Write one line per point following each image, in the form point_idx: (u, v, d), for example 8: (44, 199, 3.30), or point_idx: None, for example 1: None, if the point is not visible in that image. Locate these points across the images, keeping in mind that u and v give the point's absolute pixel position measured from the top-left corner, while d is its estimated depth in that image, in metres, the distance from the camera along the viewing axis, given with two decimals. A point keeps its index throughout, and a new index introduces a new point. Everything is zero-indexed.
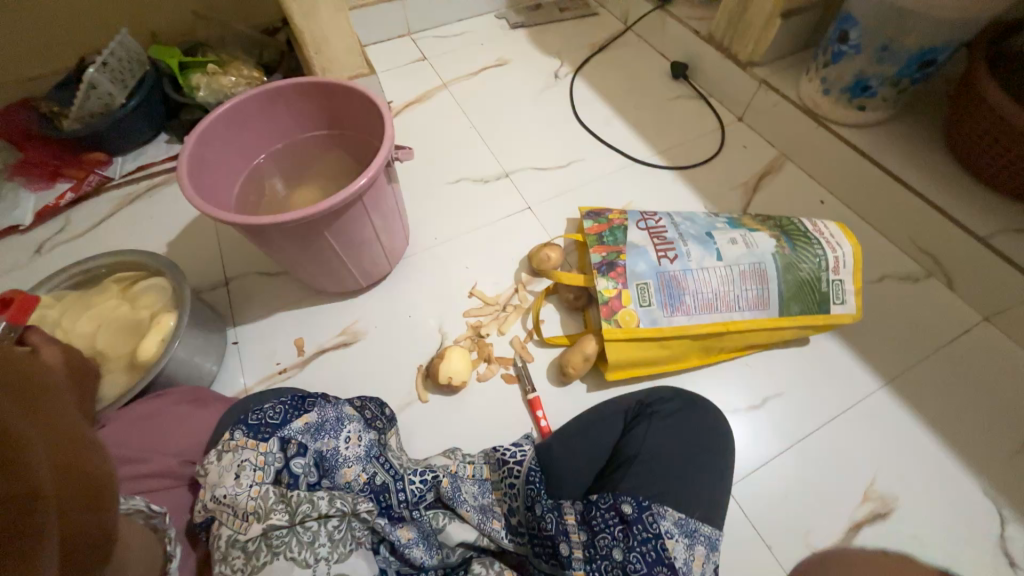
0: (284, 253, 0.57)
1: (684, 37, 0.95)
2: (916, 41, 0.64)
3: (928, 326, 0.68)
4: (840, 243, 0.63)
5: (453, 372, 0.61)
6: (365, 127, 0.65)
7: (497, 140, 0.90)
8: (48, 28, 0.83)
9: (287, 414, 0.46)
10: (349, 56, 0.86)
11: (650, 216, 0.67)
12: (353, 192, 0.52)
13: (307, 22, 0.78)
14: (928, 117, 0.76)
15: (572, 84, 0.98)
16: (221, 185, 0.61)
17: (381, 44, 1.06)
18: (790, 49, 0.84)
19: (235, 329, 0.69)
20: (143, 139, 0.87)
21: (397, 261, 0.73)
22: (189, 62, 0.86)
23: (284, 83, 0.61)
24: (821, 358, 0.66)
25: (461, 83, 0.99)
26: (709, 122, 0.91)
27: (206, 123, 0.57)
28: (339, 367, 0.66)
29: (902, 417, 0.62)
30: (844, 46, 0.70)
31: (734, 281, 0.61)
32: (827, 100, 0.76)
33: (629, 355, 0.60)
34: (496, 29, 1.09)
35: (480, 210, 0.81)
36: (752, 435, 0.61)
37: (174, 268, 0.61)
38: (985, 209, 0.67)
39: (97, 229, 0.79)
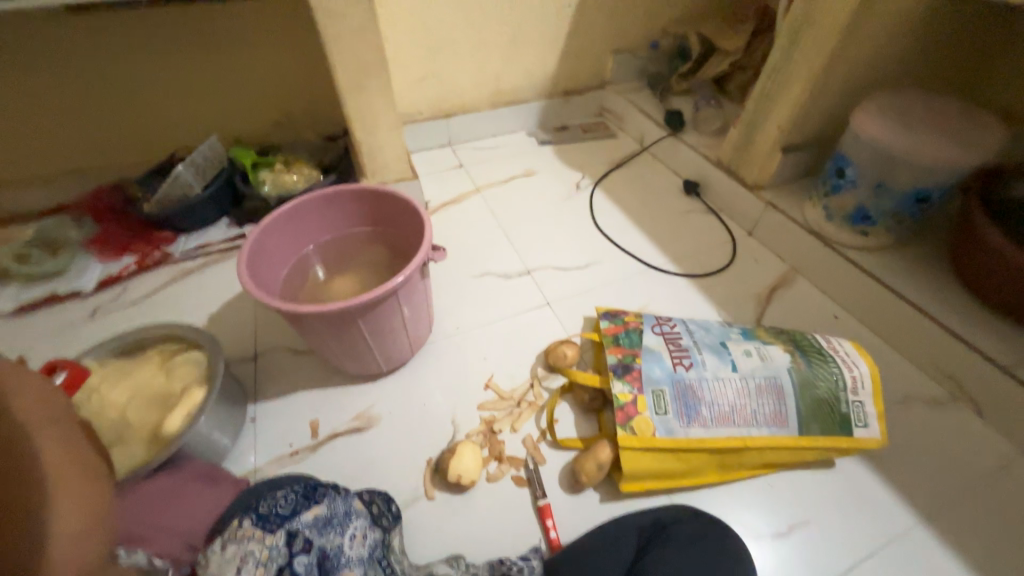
0: (318, 337, 0.61)
1: (695, 160, 1.06)
2: (908, 180, 0.72)
3: (962, 456, 0.65)
4: (856, 363, 0.64)
5: (464, 471, 0.60)
6: (406, 227, 0.72)
7: (521, 240, 0.97)
8: (154, 129, 0.99)
9: (297, 504, 0.45)
10: (398, 162, 0.98)
11: (666, 322, 0.70)
12: (389, 288, 0.57)
13: (366, 135, 0.91)
14: (931, 245, 0.80)
15: (593, 195, 1.08)
16: (271, 270, 0.67)
17: (425, 152, 1.21)
18: (793, 177, 0.93)
19: (255, 406, 0.70)
20: (208, 221, 0.97)
21: (419, 349, 0.76)
22: (261, 161, 0.99)
23: (342, 188, 0.70)
24: (849, 483, 0.62)
25: (492, 188, 1.10)
26: (720, 235, 0.97)
27: (270, 218, 0.65)
28: (349, 453, 0.65)
29: (945, 560, 0.56)
30: (842, 180, 0.78)
31: (751, 394, 0.61)
32: (831, 224, 0.82)
33: (645, 465, 0.59)
34: (526, 144, 1.24)
35: (501, 303, 0.85)
36: (779, 568, 0.56)
37: (214, 343, 0.65)
38: (1001, 337, 0.68)
39: (149, 298, 0.86)
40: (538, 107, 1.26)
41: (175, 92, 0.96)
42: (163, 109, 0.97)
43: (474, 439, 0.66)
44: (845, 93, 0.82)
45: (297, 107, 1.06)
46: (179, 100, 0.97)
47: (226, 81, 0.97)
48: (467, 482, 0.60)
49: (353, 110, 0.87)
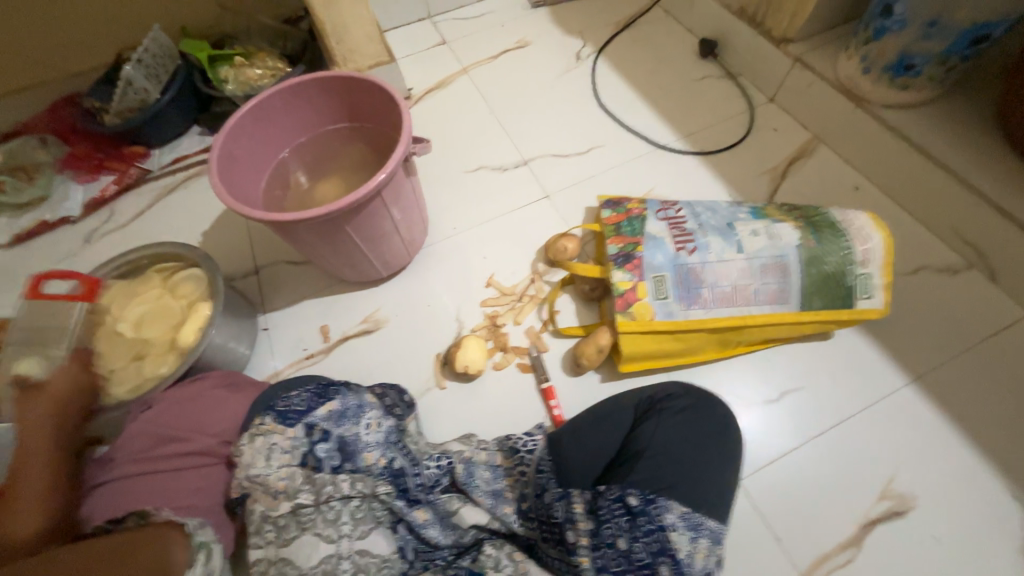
0: (308, 245, 0.60)
1: (714, 12, 0.90)
2: (967, 15, 0.59)
3: (964, 321, 0.64)
4: (870, 234, 0.60)
5: (473, 362, 0.63)
6: (384, 119, 0.65)
7: (516, 127, 0.89)
8: (88, 24, 0.86)
9: (312, 401, 0.48)
10: (370, 43, 0.86)
11: (670, 206, 0.66)
12: (371, 188, 0.53)
13: (327, 10, 0.78)
14: (978, 96, 0.70)
15: (594, 66, 0.95)
16: (249, 179, 0.64)
17: (400, 29, 1.06)
18: (829, 23, 0.79)
19: (266, 316, 0.73)
20: (177, 131, 0.90)
21: (416, 252, 0.74)
22: (217, 54, 0.88)
23: (306, 79, 0.63)
24: (845, 353, 0.64)
25: (481, 68, 0.98)
26: (737, 104, 0.87)
27: (232, 119, 0.59)
28: (362, 354, 0.69)
29: (929, 413, 0.60)
30: (888, 21, 0.65)
31: (755, 274, 0.60)
32: (866, 80, 0.72)
33: (644, 348, 0.61)
34: (516, 9, 1.06)
35: (498, 198, 0.81)
36: (769, 429, 0.60)
37: (210, 259, 0.64)
38: None
39: (139, 219, 0.84)
40: None
41: None
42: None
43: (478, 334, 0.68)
44: None
45: None
46: None
47: None
48: (474, 371, 0.63)
49: None
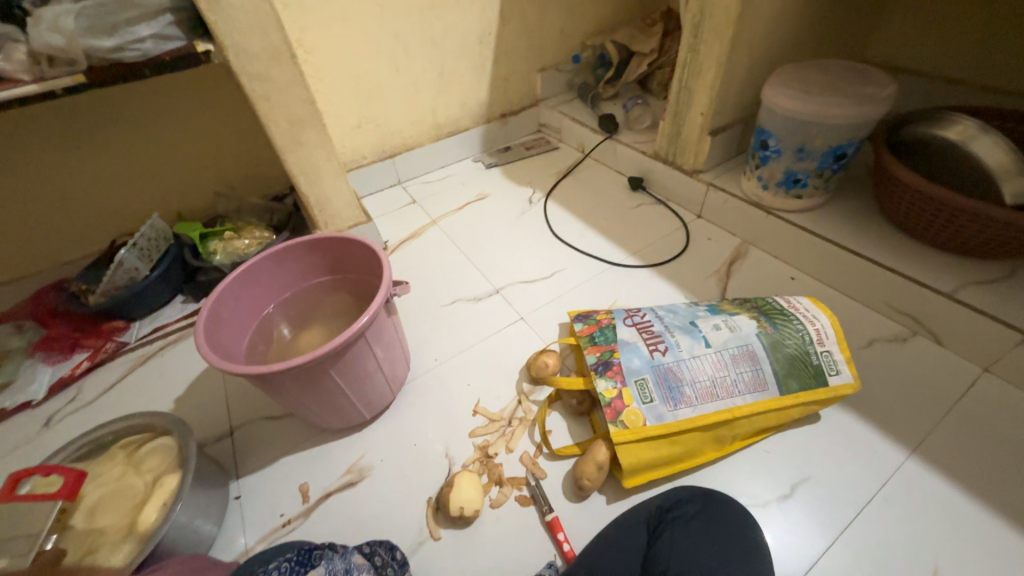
0: (291, 396, 0.59)
1: (635, 157, 1.11)
2: (824, 142, 0.77)
3: (931, 385, 0.68)
4: (816, 315, 0.67)
5: (469, 498, 0.58)
6: (365, 269, 0.72)
7: (485, 262, 0.98)
8: (89, 219, 0.95)
9: (293, 572, 0.43)
10: (349, 208, 0.98)
11: (635, 312, 0.71)
12: (355, 330, 0.56)
13: (312, 187, 0.91)
14: (859, 196, 0.86)
15: (546, 207, 1.11)
16: (233, 338, 0.65)
17: (375, 194, 1.22)
18: (726, 157, 0.98)
19: (239, 482, 0.67)
20: (160, 303, 0.94)
21: (399, 389, 0.74)
22: (208, 232, 0.98)
23: (294, 243, 0.70)
24: (836, 433, 0.64)
25: (448, 217, 1.12)
26: (672, 223, 1.01)
27: (222, 285, 0.63)
28: (346, 510, 0.63)
29: (940, 485, 0.58)
30: (768, 152, 0.83)
31: (728, 365, 0.63)
32: (768, 194, 0.87)
33: (644, 456, 0.59)
34: (473, 170, 1.27)
35: (476, 326, 0.85)
36: (792, 531, 0.56)
37: (183, 425, 0.62)
38: (939, 268, 0.72)
39: (107, 394, 0.81)
40: (478, 133, 1.30)
41: (106, 177, 0.93)
42: (95, 197, 0.93)
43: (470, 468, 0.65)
44: (754, 73, 0.88)
45: (238, 172, 1.05)
46: (111, 185, 0.94)
47: (158, 159, 0.95)
48: (470, 511, 0.58)
49: (295, 166, 0.87)
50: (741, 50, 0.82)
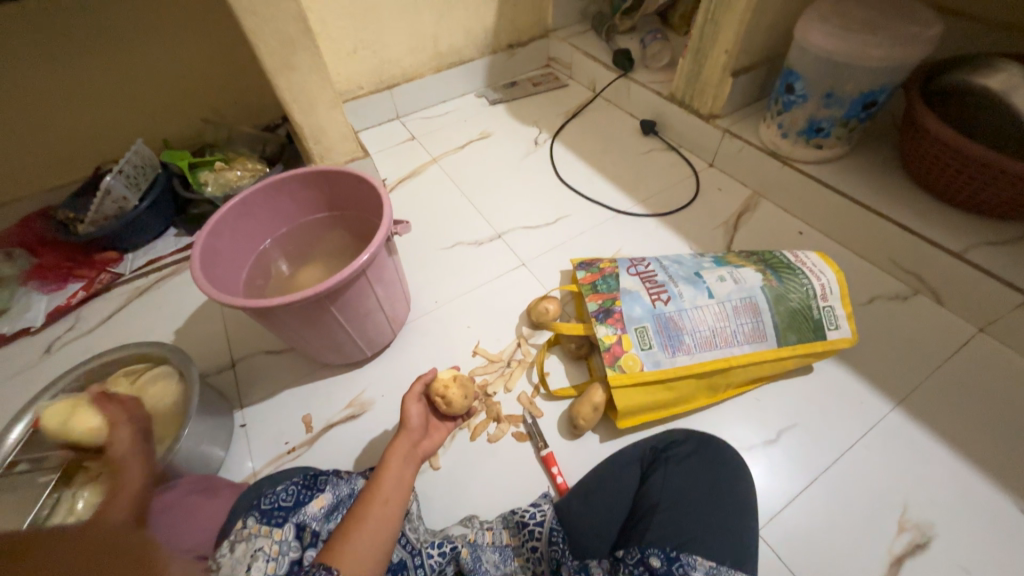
0: (292, 330, 0.59)
1: (649, 98, 1.04)
2: (855, 87, 0.72)
3: (924, 342, 0.69)
4: (822, 270, 0.66)
5: (409, 405, 0.57)
6: (364, 206, 0.69)
7: (487, 204, 0.95)
8: (68, 142, 0.90)
9: (301, 495, 0.45)
10: (345, 142, 0.93)
11: (639, 262, 0.70)
12: (356, 268, 0.55)
13: (306, 117, 0.86)
14: (880, 149, 0.82)
15: (552, 149, 1.06)
16: (231, 271, 0.64)
17: (373, 129, 1.16)
18: (746, 100, 0.93)
19: (243, 412, 0.69)
20: (153, 234, 0.92)
21: (400, 328, 0.74)
22: (197, 161, 0.93)
23: (289, 175, 0.66)
24: (827, 384, 0.66)
25: (450, 156, 1.07)
26: (682, 170, 0.97)
27: (216, 217, 0.61)
28: (349, 441, 0.65)
29: (919, 436, 0.61)
30: (792, 96, 0.78)
31: (729, 316, 0.63)
32: (786, 142, 0.83)
33: (639, 400, 0.61)
34: (477, 106, 1.20)
35: (476, 270, 0.84)
36: (774, 472, 0.59)
37: (181, 353, 0.62)
38: (952, 226, 0.71)
39: (106, 323, 0.81)
40: (482, 65, 1.21)
41: (84, 98, 0.86)
42: (74, 118, 0.88)
43: (459, 406, 0.60)
44: (789, 5, 0.80)
45: (225, 98, 0.98)
46: (90, 106, 0.88)
47: (138, 77, 0.88)
48: (410, 415, 0.56)
49: (287, 92, 0.81)
50: None
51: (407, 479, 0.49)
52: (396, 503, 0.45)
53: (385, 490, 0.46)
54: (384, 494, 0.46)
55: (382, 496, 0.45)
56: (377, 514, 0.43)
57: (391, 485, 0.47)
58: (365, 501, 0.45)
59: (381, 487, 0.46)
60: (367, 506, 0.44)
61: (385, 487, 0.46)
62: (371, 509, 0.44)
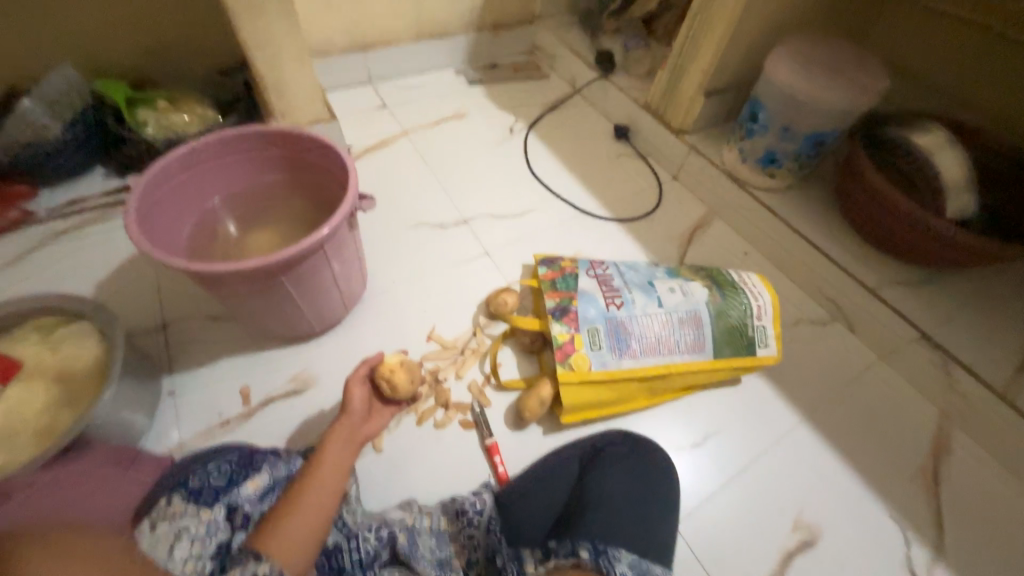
0: (237, 298, 0.56)
1: (625, 104, 1.07)
2: (809, 125, 0.78)
3: (834, 364, 0.77)
4: (760, 292, 0.72)
5: (353, 388, 0.57)
6: (327, 175, 0.66)
7: (456, 188, 0.94)
8: None
9: (235, 475, 0.44)
10: (311, 101, 0.87)
11: (599, 265, 0.73)
12: (314, 242, 0.52)
13: (270, 68, 0.79)
14: (823, 186, 0.90)
15: (526, 140, 1.05)
16: (170, 228, 0.59)
17: (341, 90, 1.09)
18: (714, 121, 0.97)
19: (172, 379, 0.65)
20: (76, 172, 0.82)
21: (353, 306, 0.72)
22: (136, 96, 0.83)
23: (246, 131, 0.62)
24: (751, 396, 0.72)
25: (421, 132, 1.03)
26: (648, 179, 1.01)
27: (158, 166, 0.56)
28: (289, 417, 0.63)
29: (820, 447, 0.69)
30: (755, 125, 0.83)
31: (675, 326, 0.67)
32: (744, 168, 0.88)
33: (584, 398, 0.64)
34: (455, 83, 1.16)
35: (438, 254, 0.83)
36: (696, 471, 0.65)
37: (105, 312, 0.57)
38: (871, 265, 0.79)
39: (11, 266, 0.72)
40: (465, 42, 1.17)
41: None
42: None
43: (405, 392, 0.59)
44: (763, 38, 0.85)
45: (175, 30, 0.88)
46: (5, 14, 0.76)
47: None
48: (352, 399, 0.56)
49: (250, 37, 0.75)
50: (757, 10, 0.78)
51: (346, 464, 0.48)
52: (334, 485, 0.45)
53: (324, 471, 0.45)
54: (323, 477, 0.45)
55: (321, 477, 0.45)
56: (314, 497, 0.43)
57: (329, 469, 0.46)
58: (303, 482, 0.44)
59: (320, 468, 0.46)
60: (303, 488, 0.43)
61: (325, 470, 0.45)
62: (308, 492, 0.43)
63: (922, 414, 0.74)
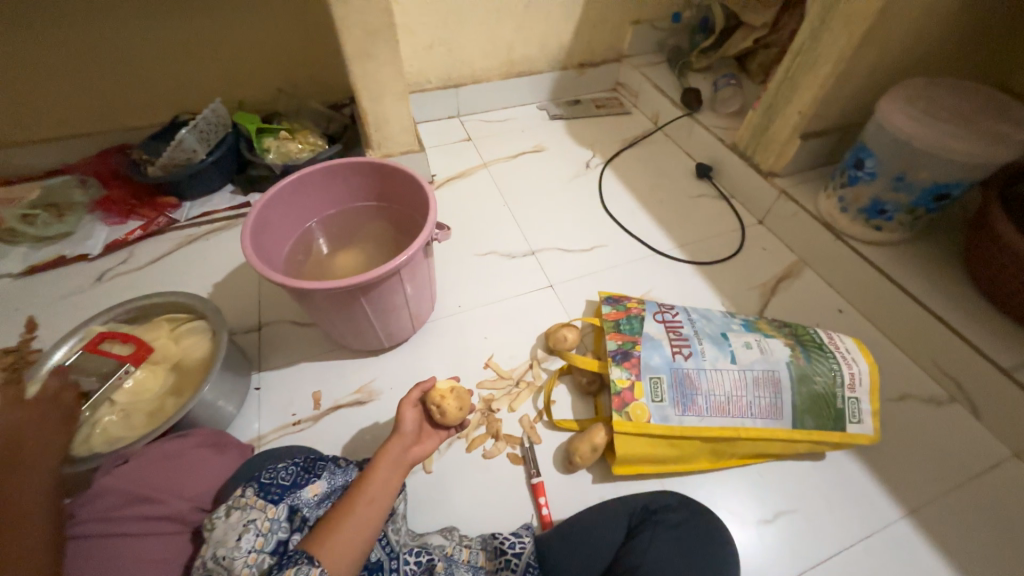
0: (321, 311, 0.61)
1: (709, 143, 1.03)
2: (928, 176, 0.69)
3: (950, 454, 0.65)
4: (856, 359, 0.64)
5: (405, 410, 0.57)
6: (411, 204, 0.71)
7: (528, 219, 0.96)
8: (153, 88, 0.96)
9: (298, 477, 0.47)
10: (405, 134, 0.96)
11: (668, 309, 0.69)
12: (392, 267, 0.57)
13: (373, 105, 0.89)
14: (944, 243, 0.78)
15: (602, 175, 1.05)
16: (276, 243, 0.67)
17: (432, 123, 1.19)
18: (810, 165, 0.90)
19: (260, 376, 0.72)
20: (212, 189, 0.97)
21: (420, 327, 0.76)
22: (265, 127, 0.98)
23: (348, 162, 0.69)
24: (837, 476, 0.64)
25: (500, 164, 1.08)
26: (730, 222, 0.96)
27: (274, 190, 0.64)
28: (352, 425, 0.67)
29: (925, 552, 0.58)
30: (860, 172, 0.76)
31: (748, 386, 0.62)
32: (844, 217, 0.80)
33: (640, 451, 0.60)
34: (537, 118, 1.21)
35: (504, 283, 0.85)
36: (764, 552, 0.58)
37: (219, 313, 0.66)
38: (1006, 340, 0.67)
39: (154, 264, 0.86)
40: (550, 80, 1.22)
41: (177, 51, 0.92)
42: (164, 68, 0.94)
43: (453, 419, 0.60)
44: (874, 79, 0.78)
45: (302, 72, 1.03)
46: (180, 60, 0.94)
47: (228, 40, 0.94)
48: (404, 420, 0.56)
49: (360, 79, 0.84)
50: (869, 50, 0.72)
51: (393, 483, 0.49)
52: (380, 505, 0.46)
53: (371, 488, 0.47)
54: (370, 494, 0.46)
55: (368, 497, 0.46)
56: (363, 510, 0.45)
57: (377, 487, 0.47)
58: (353, 496, 0.46)
59: (368, 484, 0.47)
60: (352, 505, 0.45)
61: (373, 487, 0.47)
62: (357, 508, 0.45)
63: None
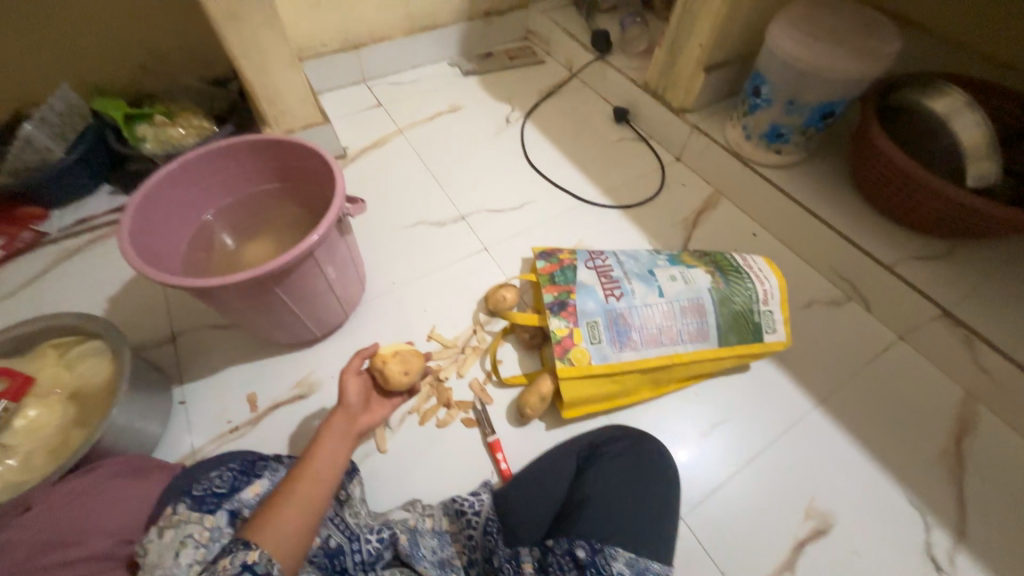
0: (234, 309, 0.57)
1: (623, 85, 1.03)
2: (816, 96, 0.74)
3: (850, 346, 0.74)
4: (767, 276, 0.69)
5: (347, 379, 0.56)
6: (318, 180, 0.66)
7: (453, 184, 0.93)
8: None
9: (236, 481, 0.45)
10: (303, 105, 0.87)
11: (597, 255, 0.71)
12: (302, 250, 0.52)
13: (259, 75, 0.80)
14: (835, 159, 0.85)
15: (523, 129, 1.03)
16: (168, 242, 0.60)
17: (335, 90, 1.09)
18: (716, 97, 0.93)
19: (183, 389, 0.66)
20: (84, 191, 0.84)
21: (353, 309, 0.73)
22: (134, 113, 0.85)
23: (236, 141, 0.62)
24: (760, 382, 0.70)
25: (416, 128, 1.03)
26: (650, 163, 0.98)
27: (151, 183, 0.57)
28: (296, 421, 0.64)
29: (835, 434, 0.67)
30: (758, 100, 0.79)
31: (677, 315, 0.65)
32: (749, 145, 0.85)
33: (585, 393, 0.63)
34: (449, 75, 1.15)
35: (436, 253, 0.82)
36: (705, 461, 0.64)
37: (114, 329, 0.59)
38: (888, 240, 0.75)
39: (28, 287, 0.75)
40: (457, 32, 1.15)
41: None
42: None
43: (399, 383, 0.59)
44: (764, 6, 0.80)
45: (167, 44, 0.89)
46: (4, 40, 0.78)
47: (61, 11, 0.79)
48: (347, 391, 0.55)
49: (236, 46, 0.75)
50: None
51: (340, 458, 0.49)
52: (325, 480, 0.45)
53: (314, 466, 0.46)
54: (313, 473, 0.45)
55: (312, 473, 0.45)
56: (307, 489, 0.44)
57: (321, 465, 0.46)
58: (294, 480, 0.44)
59: (311, 463, 0.46)
60: (295, 485, 0.44)
61: (315, 466, 0.46)
62: (300, 487, 0.44)
63: (944, 394, 0.70)
